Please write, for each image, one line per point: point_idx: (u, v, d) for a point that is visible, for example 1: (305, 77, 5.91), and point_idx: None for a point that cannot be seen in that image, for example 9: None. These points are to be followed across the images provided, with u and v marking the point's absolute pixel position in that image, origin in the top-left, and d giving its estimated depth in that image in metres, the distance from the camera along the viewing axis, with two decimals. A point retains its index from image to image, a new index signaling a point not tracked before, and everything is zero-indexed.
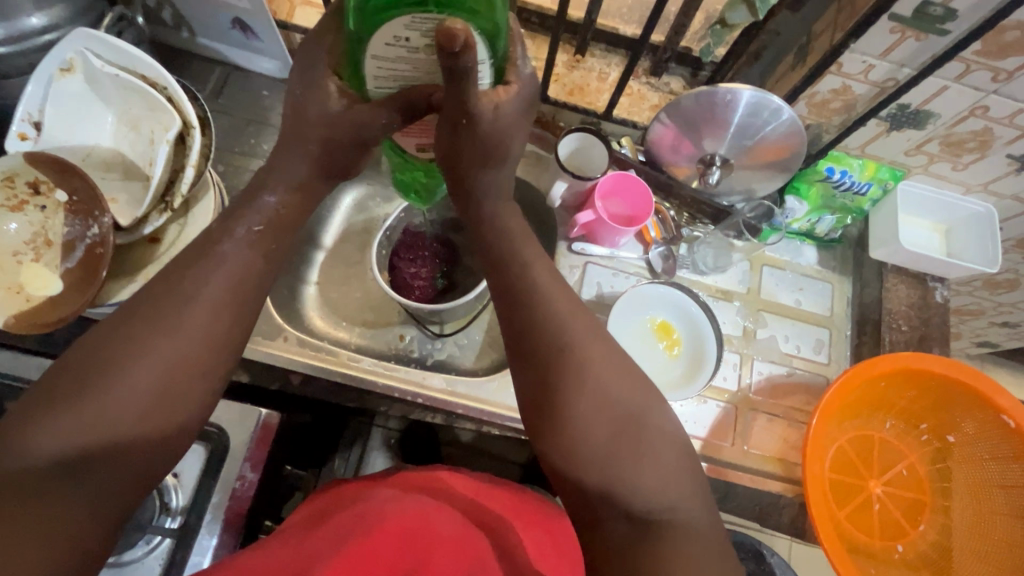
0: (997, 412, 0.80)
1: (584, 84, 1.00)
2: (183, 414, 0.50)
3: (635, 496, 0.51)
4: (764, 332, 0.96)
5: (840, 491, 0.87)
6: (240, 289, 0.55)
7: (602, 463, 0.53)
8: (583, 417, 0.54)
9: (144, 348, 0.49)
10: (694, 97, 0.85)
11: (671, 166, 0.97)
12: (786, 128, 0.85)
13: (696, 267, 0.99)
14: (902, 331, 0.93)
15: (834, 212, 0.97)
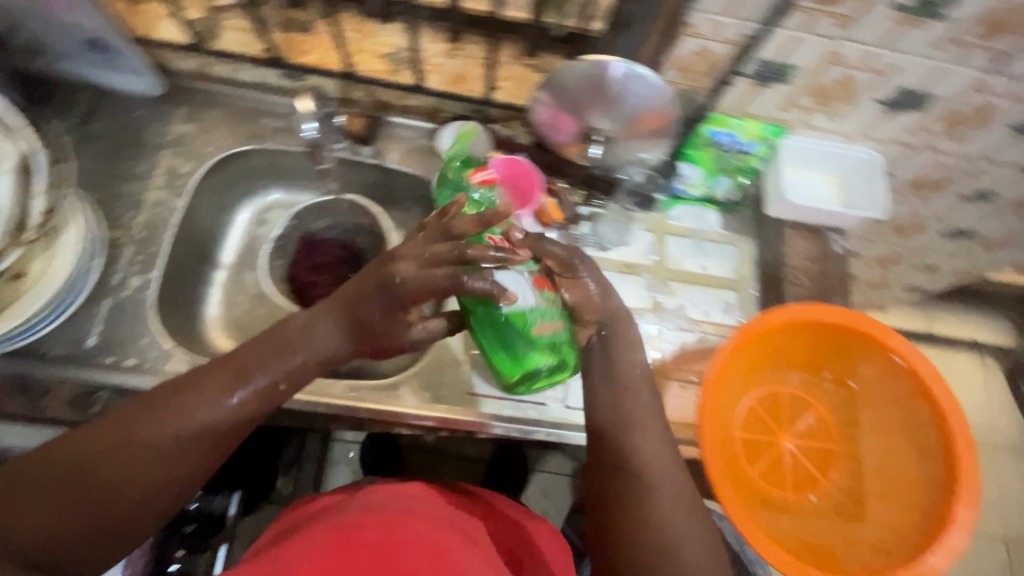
0: (887, 351, 0.74)
1: (466, 72, 0.93)
2: (164, 494, 0.51)
3: (655, 535, 0.51)
4: (672, 303, 0.90)
5: (746, 449, 0.82)
6: (259, 365, 0.55)
7: (618, 494, 0.54)
8: (622, 465, 0.55)
9: (158, 421, 0.50)
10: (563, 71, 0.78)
11: (561, 145, 0.89)
12: (657, 96, 0.79)
13: (599, 243, 0.92)
14: (802, 286, 0.90)
15: (731, 176, 0.92)
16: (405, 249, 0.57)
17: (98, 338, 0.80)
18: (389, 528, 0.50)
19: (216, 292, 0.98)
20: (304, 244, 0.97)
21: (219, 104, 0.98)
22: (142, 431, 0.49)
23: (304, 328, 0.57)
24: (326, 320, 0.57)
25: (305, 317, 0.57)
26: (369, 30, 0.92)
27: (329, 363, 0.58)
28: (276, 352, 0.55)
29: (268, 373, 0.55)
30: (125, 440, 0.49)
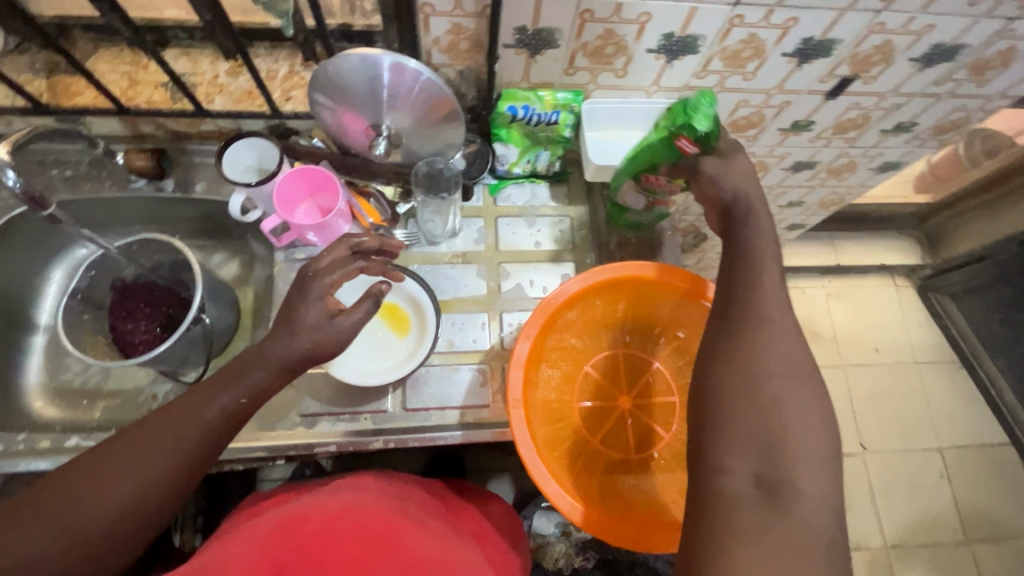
0: (698, 299, 0.72)
1: (251, 88, 0.85)
2: (159, 499, 0.52)
3: (773, 424, 0.49)
4: (509, 283, 0.90)
5: (588, 418, 0.79)
6: (223, 418, 0.55)
7: (763, 440, 0.48)
8: (762, 354, 0.52)
9: (110, 473, 0.50)
10: (333, 68, 0.71)
11: (360, 146, 0.86)
12: (433, 86, 0.73)
13: (428, 237, 0.90)
14: (632, 246, 0.92)
15: (546, 147, 0.91)
16: (319, 263, 0.63)
17: None
18: (352, 525, 0.57)
19: (37, 359, 0.88)
20: (119, 290, 0.85)
21: None
22: (98, 489, 0.49)
23: (220, 385, 0.56)
24: (275, 347, 0.58)
25: (251, 354, 0.59)
26: (144, 63, 0.84)
27: (288, 373, 0.60)
28: (226, 382, 0.57)
29: (231, 392, 0.56)
30: (121, 463, 0.51)
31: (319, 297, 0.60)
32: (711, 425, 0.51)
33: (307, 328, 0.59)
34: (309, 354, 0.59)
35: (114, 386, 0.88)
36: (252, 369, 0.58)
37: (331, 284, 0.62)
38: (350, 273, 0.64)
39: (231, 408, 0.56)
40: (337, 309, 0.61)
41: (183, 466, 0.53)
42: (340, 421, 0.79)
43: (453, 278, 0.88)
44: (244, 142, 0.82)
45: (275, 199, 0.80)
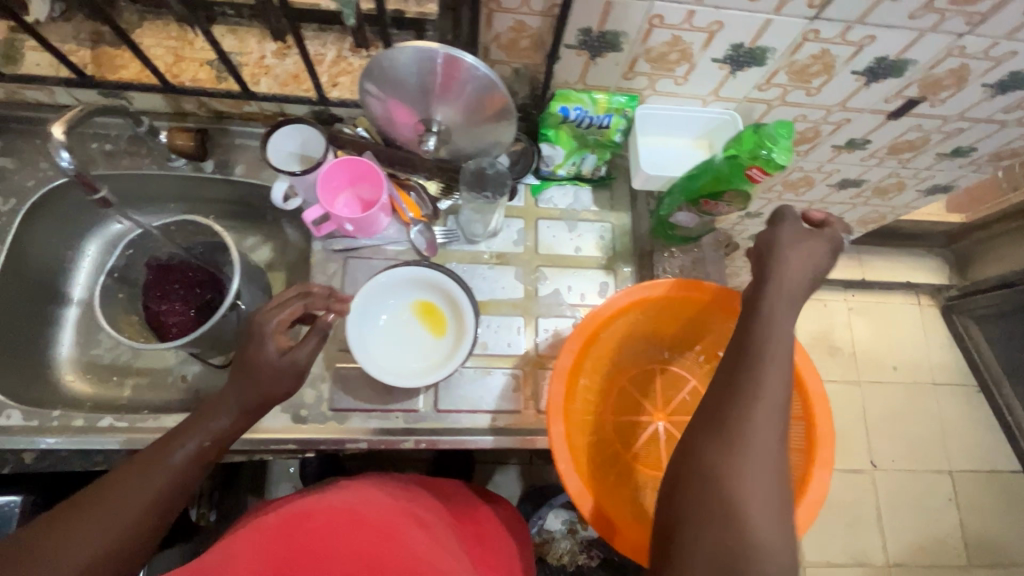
0: (743, 321, 0.71)
1: (298, 72, 0.83)
2: (122, 557, 0.50)
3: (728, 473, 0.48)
4: (547, 288, 0.88)
5: (620, 432, 0.78)
6: (184, 468, 0.56)
7: (715, 476, 0.48)
8: (734, 400, 0.51)
9: (67, 533, 0.48)
10: (388, 59, 0.68)
11: (406, 139, 0.83)
12: (490, 83, 0.70)
13: (467, 236, 0.88)
14: (675, 258, 0.89)
15: (593, 151, 0.88)
16: (265, 310, 0.66)
17: None
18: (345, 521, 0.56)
19: (70, 332, 0.87)
20: (155, 269, 0.85)
21: (39, 131, 0.84)
22: (68, 540, 0.48)
23: (185, 428, 0.58)
24: (234, 394, 0.61)
25: (217, 396, 0.61)
26: (191, 39, 0.82)
27: (251, 415, 0.62)
28: (190, 426, 0.58)
29: (194, 438, 0.57)
30: (86, 510, 0.50)
31: (267, 337, 0.63)
32: (680, 459, 0.52)
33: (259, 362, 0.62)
34: (260, 392, 0.62)
35: (143, 365, 0.87)
36: (214, 410, 0.60)
37: (279, 320, 0.65)
38: (297, 312, 0.66)
39: (199, 446, 0.57)
40: (283, 344, 0.64)
41: (152, 505, 0.53)
42: (372, 418, 0.79)
43: (490, 280, 0.87)
44: (290, 129, 0.80)
45: (319, 188, 0.79)
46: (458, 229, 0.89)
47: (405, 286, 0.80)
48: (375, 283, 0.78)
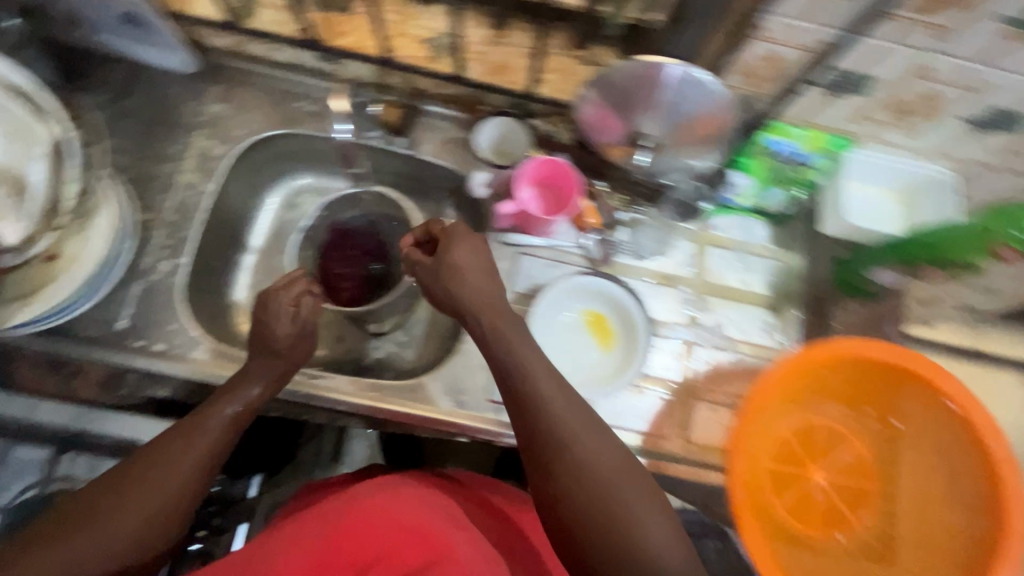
0: (939, 395, 0.67)
1: (506, 62, 0.83)
2: (151, 525, 0.54)
3: (597, 478, 0.51)
4: (710, 318, 0.86)
5: (774, 480, 0.76)
6: (219, 433, 0.61)
7: (597, 485, 0.51)
8: (541, 408, 0.54)
9: (98, 507, 0.53)
10: (628, 67, 0.70)
11: (602, 146, 0.81)
12: (716, 104, 0.72)
13: (637, 252, 0.87)
14: (855, 312, 0.84)
15: (783, 186, 0.85)
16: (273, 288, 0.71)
17: (132, 322, 0.77)
18: (383, 525, 0.56)
19: (244, 277, 0.91)
20: (337, 233, 0.88)
21: (253, 83, 0.87)
22: (116, 508, 0.53)
23: (171, 436, 0.59)
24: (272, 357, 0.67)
25: (238, 375, 0.66)
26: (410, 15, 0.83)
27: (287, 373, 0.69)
28: (224, 395, 0.64)
29: (228, 406, 0.63)
30: (113, 508, 0.53)
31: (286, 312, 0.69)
32: (541, 471, 0.53)
33: (272, 325, 0.68)
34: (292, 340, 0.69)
35: None
36: (238, 382, 0.66)
37: (297, 296, 0.71)
38: (296, 286, 0.71)
39: (228, 424, 0.61)
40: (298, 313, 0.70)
41: (177, 501, 0.56)
42: None
43: (656, 300, 0.86)
44: (494, 122, 0.83)
45: (517, 180, 0.79)
46: (631, 244, 0.87)
47: (583, 293, 0.80)
48: (557, 288, 0.78)
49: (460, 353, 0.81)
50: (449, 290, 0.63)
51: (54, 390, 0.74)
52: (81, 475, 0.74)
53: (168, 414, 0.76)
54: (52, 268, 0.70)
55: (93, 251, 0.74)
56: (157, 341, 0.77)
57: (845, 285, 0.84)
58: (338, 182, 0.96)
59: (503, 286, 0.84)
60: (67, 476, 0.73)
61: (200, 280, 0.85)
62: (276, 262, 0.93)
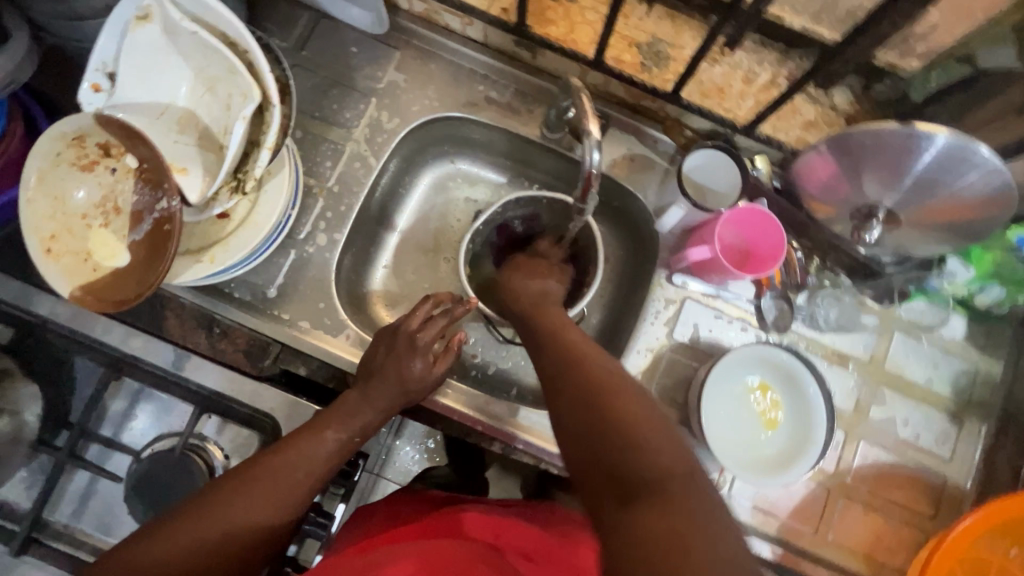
0: None
1: (724, 86, 0.73)
2: (276, 512, 0.59)
3: (651, 476, 0.43)
4: (880, 411, 0.77)
5: None
6: (337, 440, 0.66)
7: (648, 483, 0.43)
8: (599, 383, 0.50)
9: (228, 502, 0.57)
10: (877, 133, 0.58)
11: (814, 201, 0.72)
12: (988, 191, 0.59)
13: (814, 322, 0.77)
14: None
15: (1005, 286, 0.74)
16: (422, 313, 0.74)
17: (279, 290, 0.74)
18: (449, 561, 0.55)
19: (386, 257, 0.88)
20: (504, 235, 0.82)
21: (436, 56, 0.81)
22: (246, 498, 0.58)
23: (286, 445, 0.63)
24: (393, 377, 0.70)
25: (358, 399, 0.69)
26: (629, 11, 0.73)
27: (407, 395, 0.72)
28: (338, 421, 0.67)
29: (346, 429, 0.67)
30: (243, 497, 0.58)
31: (417, 352, 0.72)
32: (573, 464, 0.48)
33: (398, 367, 0.70)
34: (404, 390, 0.71)
35: None
36: (356, 412, 0.68)
37: (428, 342, 0.73)
38: (442, 317, 0.74)
39: (329, 446, 0.65)
40: (432, 361, 0.73)
41: (280, 498, 0.60)
42: None
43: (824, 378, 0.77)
44: (707, 153, 0.72)
45: (713, 221, 0.71)
46: (807, 312, 0.77)
47: (758, 361, 0.72)
48: (732, 356, 0.71)
49: None
50: (537, 311, 0.63)
51: (200, 348, 0.72)
52: (210, 435, 0.73)
53: (303, 395, 0.74)
54: (222, 227, 0.68)
55: (265, 218, 0.68)
56: (304, 318, 0.74)
57: None
58: (492, 172, 0.90)
59: (662, 330, 0.77)
60: (197, 435, 0.72)
61: (346, 254, 0.81)
62: (419, 248, 0.89)
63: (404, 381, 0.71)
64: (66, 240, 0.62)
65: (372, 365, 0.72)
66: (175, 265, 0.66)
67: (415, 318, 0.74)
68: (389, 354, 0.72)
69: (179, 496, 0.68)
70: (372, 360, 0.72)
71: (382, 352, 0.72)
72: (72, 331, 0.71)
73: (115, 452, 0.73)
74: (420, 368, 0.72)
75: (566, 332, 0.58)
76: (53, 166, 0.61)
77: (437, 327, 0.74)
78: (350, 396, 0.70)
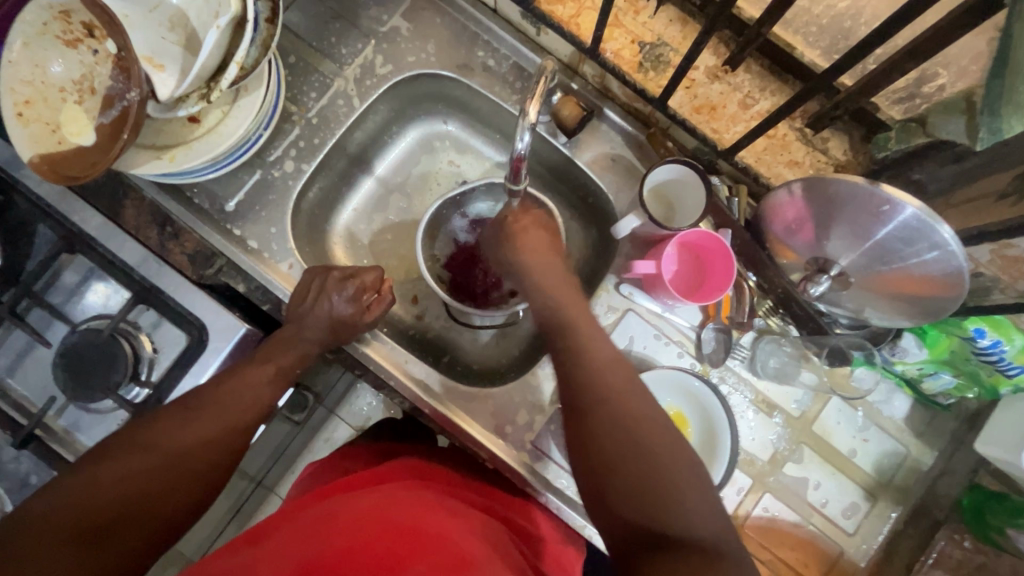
0: None
1: (718, 104, 0.70)
2: (225, 431, 0.62)
3: (693, 546, 0.47)
4: (795, 469, 0.75)
5: None
6: (278, 364, 0.68)
7: (693, 543, 0.48)
8: (620, 412, 0.53)
9: (180, 420, 0.60)
10: (849, 186, 0.55)
11: (778, 243, 0.69)
12: (941, 272, 0.56)
13: (752, 365, 0.75)
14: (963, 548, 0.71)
15: (957, 376, 0.70)
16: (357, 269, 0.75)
17: (238, 204, 0.76)
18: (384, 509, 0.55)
19: (358, 200, 0.89)
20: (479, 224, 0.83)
21: (443, 11, 0.79)
22: (195, 414, 0.61)
23: (228, 377, 0.64)
24: (323, 318, 0.71)
25: (291, 335, 0.70)
26: (639, 8, 0.71)
27: (335, 336, 0.72)
28: (281, 347, 0.69)
29: (287, 356, 0.69)
30: (192, 413, 0.61)
31: (345, 295, 0.72)
32: (597, 479, 0.53)
33: (326, 306, 0.71)
34: (334, 328, 0.72)
35: (394, 264, 0.89)
36: (290, 347, 0.70)
37: (360, 289, 0.73)
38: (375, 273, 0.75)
39: (271, 377, 0.67)
40: (364, 306, 0.73)
41: (230, 427, 0.62)
42: (563, 477, 0.74)
43: (747, 422, 0.75)
44: (675, 169, 0.70)
45: (668, 240, 0.70)
46: (748, 354, 0.75)
47: (677, 389, 0.72)
48: (657, 379, 0.71)
49: (523, 382, 0.75)
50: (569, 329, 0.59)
51: (150, 243, 0.74)
52: (146, 326, 0.72)
53: (237, 310, 0.76)
54: (190, 131, 0.69)
55: (231, 130, 0.69)
56: (254, 237, 0.76)
57: (969, 511, 0.72)
58: (482, 143, 0.90)
59: None
60: (131, 322, 0.71)
61: (315, 187, 0.82)
62: (392, 199, 0.90)
63: (332, 320, 0.71)
64: (38, 108, 0.64)
65: (298, 308, 0.72)
66: (136, 156, 0.67)
67: (350, 267, 0.75)
68: (319, 292, 0.72)
69: (96, 374, 0.67)
70: (302, 302, 0.72)
71: (309, 291, 0.73)
72: (28, 193, 0.72)
73: (55, 322, 0.71)
74: (352, 313, 0.72)
75: (570, 333, 0.59)
76: (39, 34, 0.63)
77: (373, 280, 0.75)
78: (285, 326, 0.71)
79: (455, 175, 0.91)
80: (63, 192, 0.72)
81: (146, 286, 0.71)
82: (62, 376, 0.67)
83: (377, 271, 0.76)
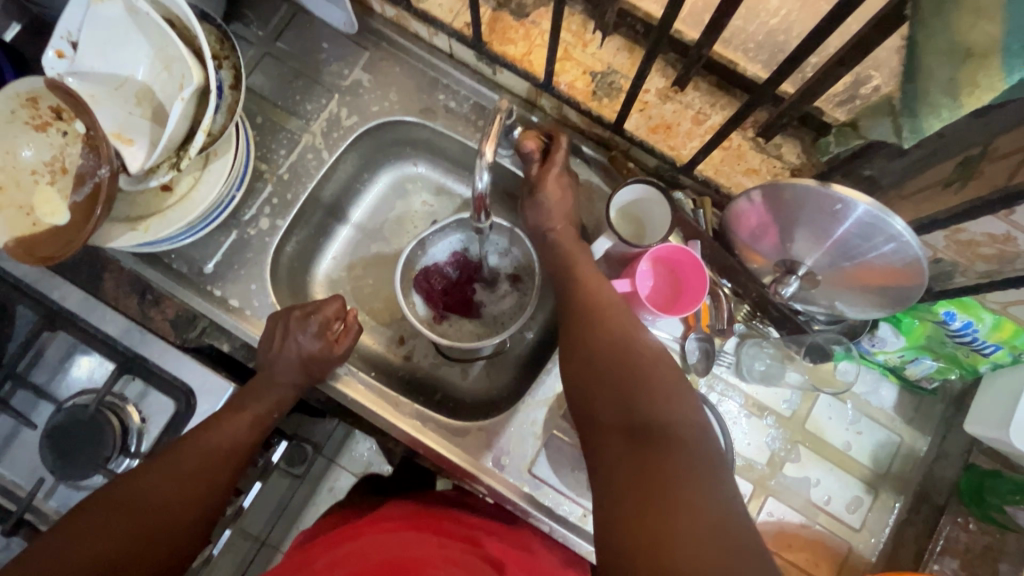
0: None
1: (673, 123, 0.73)
2: (204, 485, 0.63)
3: (672, 435, 0.48)
4: (794, 469, 0.75)
5: None
6: (259, 410, 0.69)
7: (664, 428, 0.49)
8: (604, 327, 0.58)
9: (162, 472, 0.61)
10: (793, 190, 0.58)
11: (746, 248, 0.71)
12: (901, 263, 0.58)
13: (737, 370, 0.76)
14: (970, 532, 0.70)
15: (937, 360, 0.72)
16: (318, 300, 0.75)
17: (216, 265, 0.77)
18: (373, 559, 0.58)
19: (335, 249, 0.90)
20: (463, 260, 0.85)
21: (403, 61, 0.83)
22: (175, 466, 0.61)
23: (207, 424, 0.65)
24: (285, 356, 0.71)
25: (268, 381, 0.71)
26: (587, 40, 0.74)
27: (309, 370, 0.72)
28: (260, 394, 0.70)
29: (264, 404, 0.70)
30: (172, 463, 0.61)
31: (310, 331, 0.72)
32: (583, 389, 0.55)
33: (294, 347, 0.71)
34: (306, 367, 0.72)
35: (378, 306, 0.90)
36: (266, 393, 0.70)
37: (323, 323, 0.73)
38: (338, 306, 0.75)
39: (249, 424, 0.67)
40: (332, 339, 0.74)
41: (211, 478, 0.63)
42: (563, 504, 0.73)
43: (740, 428, 0.76)
44: (637, 189, 0.73)
45: (640, 258, 0.71)
46: (733, 360, 0.76)
47: None
48: None
49: (515, 413, 0.75)
50: (571, 297, 0.63)
51: (131, 314, 0.75)
52: (133, 397, 0.71)
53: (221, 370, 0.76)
54: (164, 199, 0.71)
55: (204, 195, 0.71)
56: (235, 296, 0.77)
57: (967, 493, 0.73)
58: (452, 181, 0.92)
59: None
60: (117, 394, 0.71)
61: (293, 239, 0.84)
62: (370, 243, 0.91)
63: (303, 358, 0.71)
64: (11, 192, 0.65)
65: (266, 356, 0.72)
66: (111, 230, 0.69)
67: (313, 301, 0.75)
68: (284, 334, 0.72)
69: (84, 452, 0.66)
70: (269, 349, 0.72)
71: (271, 334, 0.73)
72: (5, 277, 0.72)
73: (40, 402, 0.71)
74: (324, 348, 0.72)
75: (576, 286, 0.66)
76: (7, 122, 0.65)
77: (342, 312, 0.76)
78: (271, 380, 0.71)
79: (428, 216, 0.93)
80: (41, 272, 0.72)
81: (132, 358, 0.71)
82: (48, 458, 0.66)
83: (338, 298, 0.76)
